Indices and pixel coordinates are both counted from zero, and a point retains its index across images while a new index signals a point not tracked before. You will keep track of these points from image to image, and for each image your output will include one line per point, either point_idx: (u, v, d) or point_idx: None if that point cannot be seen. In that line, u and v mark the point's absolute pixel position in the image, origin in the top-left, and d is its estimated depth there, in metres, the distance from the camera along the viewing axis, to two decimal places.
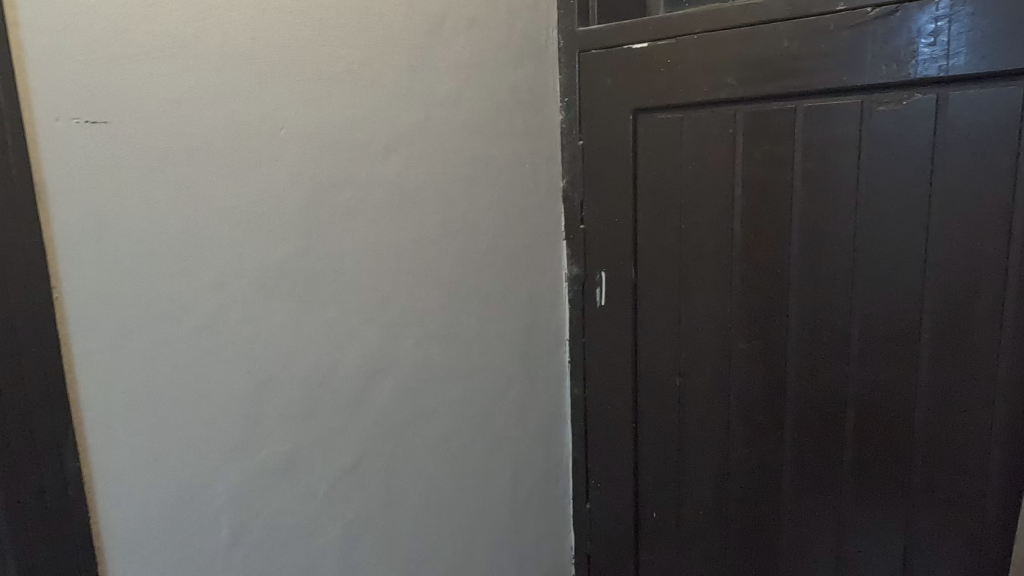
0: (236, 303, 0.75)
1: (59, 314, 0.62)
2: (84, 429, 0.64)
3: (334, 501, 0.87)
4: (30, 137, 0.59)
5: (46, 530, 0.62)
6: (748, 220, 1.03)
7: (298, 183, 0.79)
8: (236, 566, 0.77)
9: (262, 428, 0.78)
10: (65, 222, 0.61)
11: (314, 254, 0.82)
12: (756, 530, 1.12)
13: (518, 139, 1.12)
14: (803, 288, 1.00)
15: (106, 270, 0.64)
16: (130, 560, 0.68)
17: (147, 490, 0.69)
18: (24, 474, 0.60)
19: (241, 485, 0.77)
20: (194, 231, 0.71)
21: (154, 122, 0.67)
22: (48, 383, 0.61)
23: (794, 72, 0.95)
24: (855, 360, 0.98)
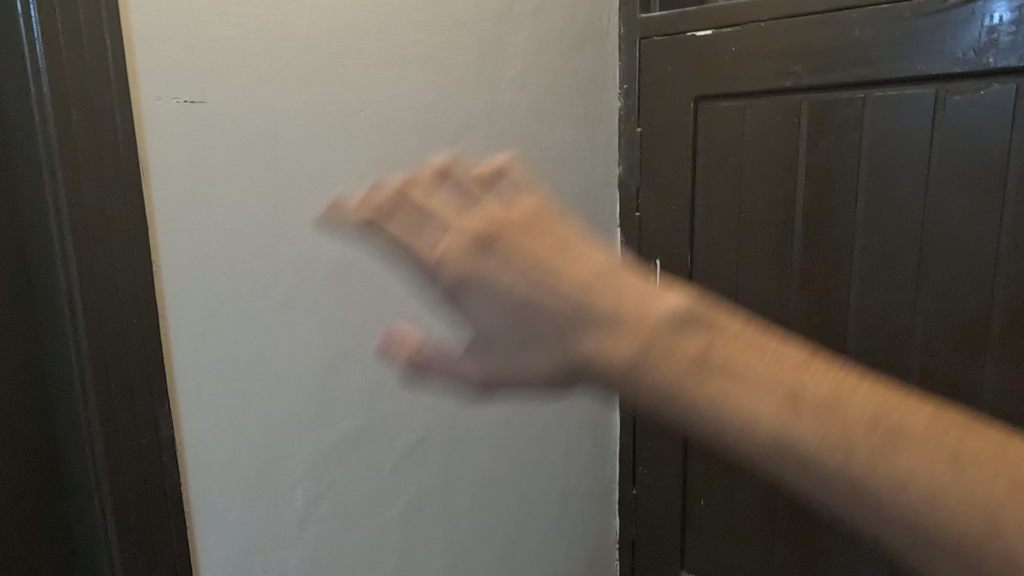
0: (315, 281, 0.77)
1: (158, 287, 0.64)
2: (177, 399, 0.67)
3: (400, 477, 0.89)
4: (136, 116, 0.61)
5: (142, 495, 0.64)
6: (810, 209, 1.03)
7: (373, 165, 0.81)
8: (309, 536, 0.80)
9: (336, 403, 0.80)
10: (164, 198, 0.64)
11: (388, 234, 0.83)
12: (807, 521, 1.12)
13: (577, 125, 1.12)
14: (866, 279, 1.00)
15: (200, 246, 0.67)
16: (215, 526, 0.71)
17: (232, 460, 0.72)
18: (124, 440, 0.63)
19: (316, 458, 0.79)
20: (278, 209, 0.73)
21: (245, 103, 0.69)
22: (148, 353, 0.63)
23: (866, 60, 0.94)
24: (917, 353, 0.97)
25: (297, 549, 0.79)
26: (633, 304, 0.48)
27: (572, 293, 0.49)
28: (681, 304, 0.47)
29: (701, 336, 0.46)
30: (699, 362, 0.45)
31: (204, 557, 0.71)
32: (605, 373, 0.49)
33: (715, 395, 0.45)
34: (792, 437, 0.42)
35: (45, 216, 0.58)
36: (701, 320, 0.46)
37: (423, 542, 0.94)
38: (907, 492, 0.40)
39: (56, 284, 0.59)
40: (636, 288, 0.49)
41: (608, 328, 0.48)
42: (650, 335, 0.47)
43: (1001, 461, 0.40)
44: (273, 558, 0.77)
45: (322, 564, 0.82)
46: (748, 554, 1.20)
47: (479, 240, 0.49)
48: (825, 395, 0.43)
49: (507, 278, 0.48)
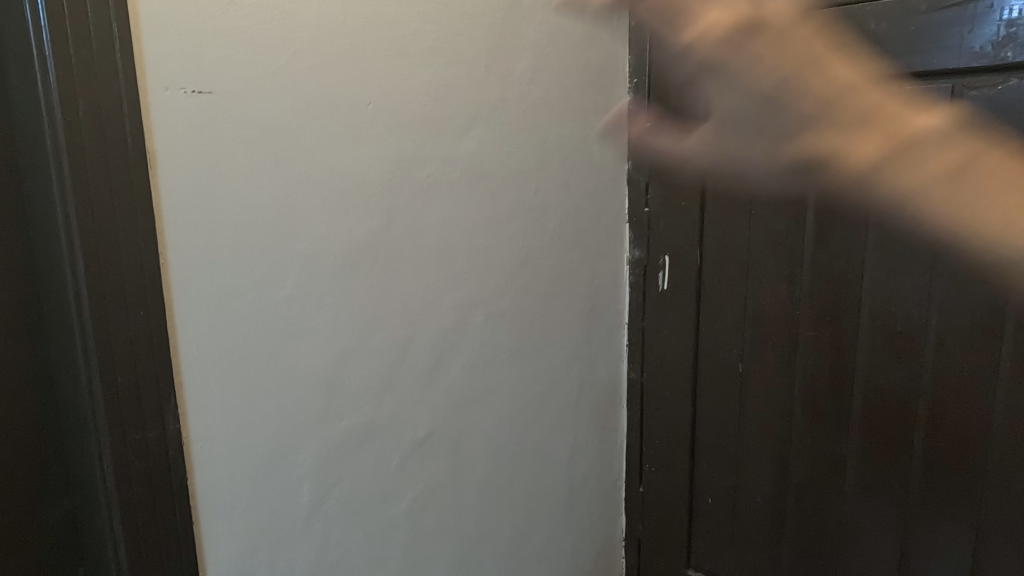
0: (323, 275, 0.76)
1: (164, 280, 0.63)
2: (184, 394, 0.66)
3: (406, 473, 0.88)
4: (143, 106, 0.60)
5: (148, 490, 0.64)
6: (822, 205, 1.01)
7: (382, 158, 0.80)
8: (316, 532, 0.79)
9: (343, 398, 0.80)
10: (171, 190, 0.63)
11: (396, 228, 0.83)
12: (816, 520, 1.11)
13: (587, 120, 1.11)
14: (878, 276, 0.98)
15: (207, 239, 0.66)
16: (221, 522, 0.70)
17: (239, 455, 0.71)
18: (131, 434, 0.62)
19: (323, 453, 0.79)
20: (286, 202, 0.72)
21: (253, 95, 0.68)
22: (154, 347, 0.63)
23: (880, 54, 0.93)
24: (930, 351, 0.96)
25: (303, 545, 0.78)
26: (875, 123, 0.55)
27: (820, 100, 0.56)
28: (936, 124, 0.53)
29: (877, 141, 0.55)
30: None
31: (211, 553, 0.70)
32: (847, 184, 0.58)
33: (904, 180, 0.54)
34: (923, 190, 0.54)
35: (51, 207, 0.57)
36: (953, 138, 0.53)
37: (428, 540, 0.93)
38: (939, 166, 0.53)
39: (62, 275, 0.59)
40: (880, 100, 0.55)
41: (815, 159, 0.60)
42: (879, 168, 0.55)
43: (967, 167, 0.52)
44: (279, 555, 0.76)
45: (328, 561, 0.81)
46: (756, 552, 1.19)
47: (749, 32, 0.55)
48: (950, 165, 0.52)
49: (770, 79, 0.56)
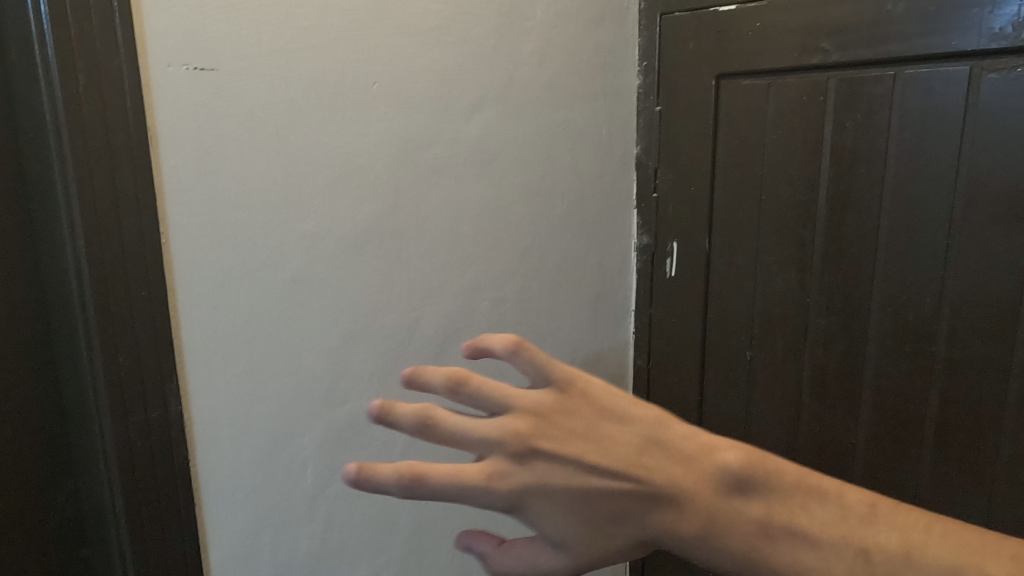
0: (327, 257, 0.75)
1: (166, 259, 0.63)
2: (186, 375, 0.65)
3: (411, 458, 0.88)
4: (144, 82, 0.59)
5: (151, 471, 0.64)
6: (835, 191, 1.00)
7: (388, 139, 0.79)
8: (319, 515, 0.79)
9: (348, 382, 0.79)
10: (173, 168, 0.62)
11: (402, 211, 0.82)
12: None
13: (596, 103, 1.09)
14: (891, 263, 0.97)
15: (210, 219, 0.65)
16: (223, 504, 0.70)
17: (241, 437, 0.71)
18: (133, 414, 0.62)
19: (327, 436, 0.78)
20: (290, 182, 0.71)
21: (257, 72, 0.67)
22: (156, 327, 0.62)
23: (897, 36, 0.91)
24: (942, 340, 0.94)
25: (307, 529, 0.78)
26: (682, 464, 0.44)
27: (618, 466, 0.44)
28: (737, 459, 0.44)
29: (760, 500, 0.43)
30: (765, 523, 0.43)
31: (212, 534, 0.70)
32: (666, 537, 0.46)
33: (784, 557, 0.42)
34: (834, 574, 0.41)
35: (52, 184, 0.57)
36: (779, 522, 0.43)
37: (433, 526, 0.93)
38: (817, 523, 0.43)
39: (64, 254, 0.58)
40: (681, 432, 0.45)
41: (634, 491, 0.44)
42: (714, 509, 0.43)
43: (906, 563, 0.41)
44: (283, 537, 0.76)
45: (332, 545, 0.81)
46: None
47: (521, 444, 0.45)
48: (904, 552, 0.41)
49: (564, 457, 0.45)
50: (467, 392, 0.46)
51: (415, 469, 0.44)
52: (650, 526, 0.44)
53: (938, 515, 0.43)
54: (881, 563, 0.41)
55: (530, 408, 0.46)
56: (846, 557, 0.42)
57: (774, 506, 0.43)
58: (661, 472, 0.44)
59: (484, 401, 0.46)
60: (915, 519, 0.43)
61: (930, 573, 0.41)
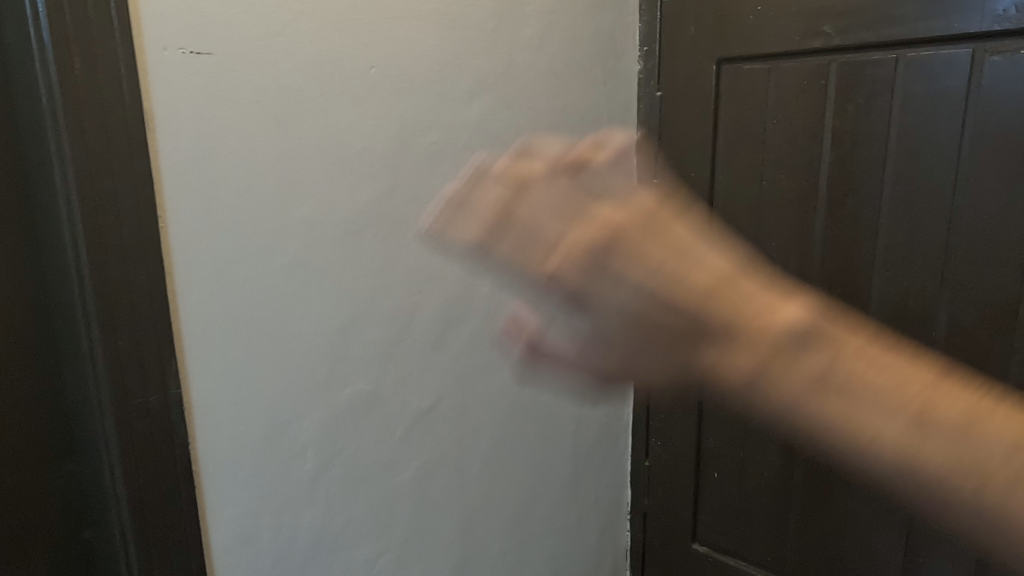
0: (325, 242, 0.75)
1: (164, 244, 0.63)
2: (185, 359, 0.66)
3: (411, 442, 0.89)
4: (140, 67, 0.59)
5: (151, 454, 0.64)
6: (836, 176, 0.99)
7: (386, 124, 0.79)
8: (320, 498, 0.79)
9: (348, 366, 0.79)
10: (170, 152, 0.62)
11: (400, 196, 0.82)
12: (823, 495, 1.10)
13: (596, 88, 1.09)
14: (892, 248, 0.96)
15: (208, 203, 0.65)
16: (223, 487, 0.71)
17: (241, 422, 0.71)
18: (133, 397, 0.62)
19: (327, 420, 0.79)
20: (287, 167, 0.71)
21: (254, 56, 0.67)
22: (155, 311, 0.62)
23: (899, 19, 0.90)
24: (942, 325, 0.94)
25: (308, 511, 0.78)
26: (740, 314, 0.45)
27: (693, 294, 0.45)
28: (799, 315, 0.44)
29: (824, 353, 0.43)
30: (823, 377, 0.43)
31: (214, 517, 0.70)
32: (726, 395, 0.47)
33: (959, 404, 0.41)
34: (918, 462, 0.41)
35: (50, 168, 0.57)
36: (837, 347, 0.43)
37: (434, 509, 0.94)
38: (891, 395, 0.42)
39: (61, 238, 0.58)
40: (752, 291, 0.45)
41: (689, 330, 0.45)
42: (776, 345, 0.43)
43: (919, 402, 0.42)
44: (283, 520, 0.76)
45: (332, 529, 0.81)
46: (762, 526, 1.18)
47: (595, 256, 0.45)
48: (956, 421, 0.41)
49: (630, 280, 0.44)
50: (516, 222, 0.45)
51: (481, 239, 0.45)
52: (699, 364, 0.47)
53: (942, 370, 0.42)
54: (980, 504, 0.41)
55: (606, 223, 0.44)
56: (889, 454, 0.42)
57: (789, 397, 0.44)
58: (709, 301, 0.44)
59: (546, 217, 0.45)
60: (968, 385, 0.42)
61: (1004, 473, 0.40)
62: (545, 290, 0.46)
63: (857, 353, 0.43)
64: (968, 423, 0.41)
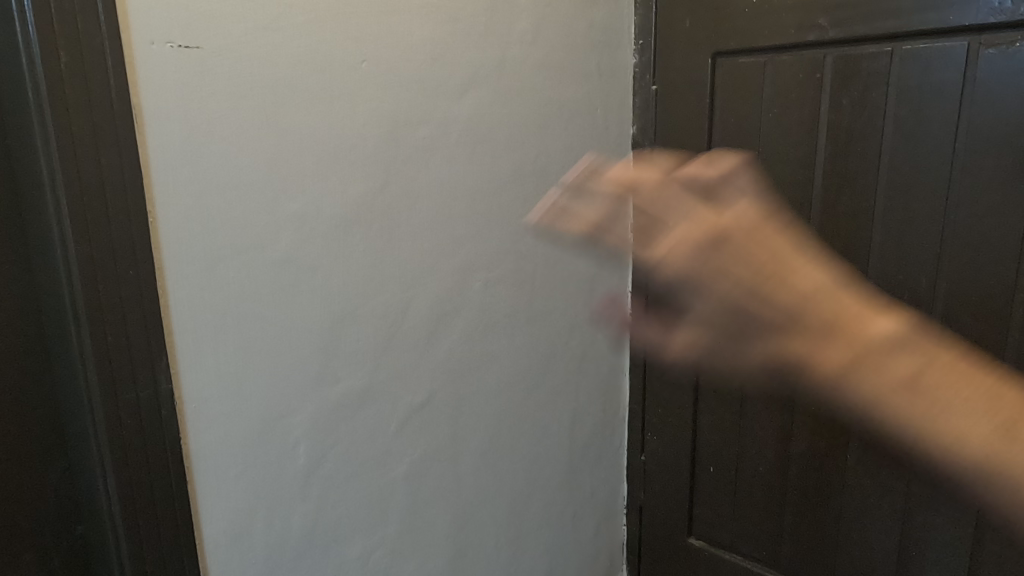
0: (316, 237, 0.75)
1: (154, 239, 0.63)
2: (176, 355, 0.66)
3: (404, 437, 0.89)
4: (128, 60, 0.59)
5: (142, 449, 0.64)
6: (831, 169, 0.99)
7: (377, 118, 0.79)
8: (313, 493, 0.79)
9: (339, 361, 0.79)
10: (159, 147, 0.62)
11: (392, 190, 0.81)
12: (818, 489, 1.10)
13: (591, 82, 1.08)
14: (887, 242, 0.96)
15: (198, 198, 0.65)
16: (215, 482, 0.71)
17: (233, 417, 0.71)
18: (123, 393, 0.62)
19: (319, 416, 0.79)
20: (277, 162, 0.71)
21: (243, 50, 0.67)
22: (145, 307, 0.62)
23: (894, 12, 0.90)
24: (937, 319, 0.94)
25: (301, 506, 0.79)
26: (839, 340, 0.48)
27: (796, 307, 0.49)
28: (890, 329, 0.47)
29: (906, 359, 0.46)
30: (913, 377, 0.46)
31: (206, 511, 0.70)
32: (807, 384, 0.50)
33: (941, 404, 0.46)
34: (899, 426, 0.46)
35: (37, 163, 0.57)
36: (920, 344, 0.47)
37: (428, 504, 0.94)
38: (964, 404, 0.46)
39: (49, 234, 0.58)
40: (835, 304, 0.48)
41: (790, 319, 0.49)
42: (873, 360, 0.47)
43: (957, 375, 0.46)
44: (276, 515, 0.76)
45: (326, 524, 0.81)
46: (757, 520, 1.19)
47: (746, 290, 0.50)
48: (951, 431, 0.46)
49: (728, 285, 0.51)
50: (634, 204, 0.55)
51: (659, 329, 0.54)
52: (759, 355, 0.51)
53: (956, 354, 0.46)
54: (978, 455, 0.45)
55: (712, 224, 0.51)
56: (907, 407, 0.46)
57: (950, 423, 0.46)
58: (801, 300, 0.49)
59: (674, 204, 0.53)
60: (897, 352, 0.47)
61: (981, 435, 0.45)
62: (737, 319, 0.51)
63: (906, 399, 0.46)
64: (1007, 437, 0.45)
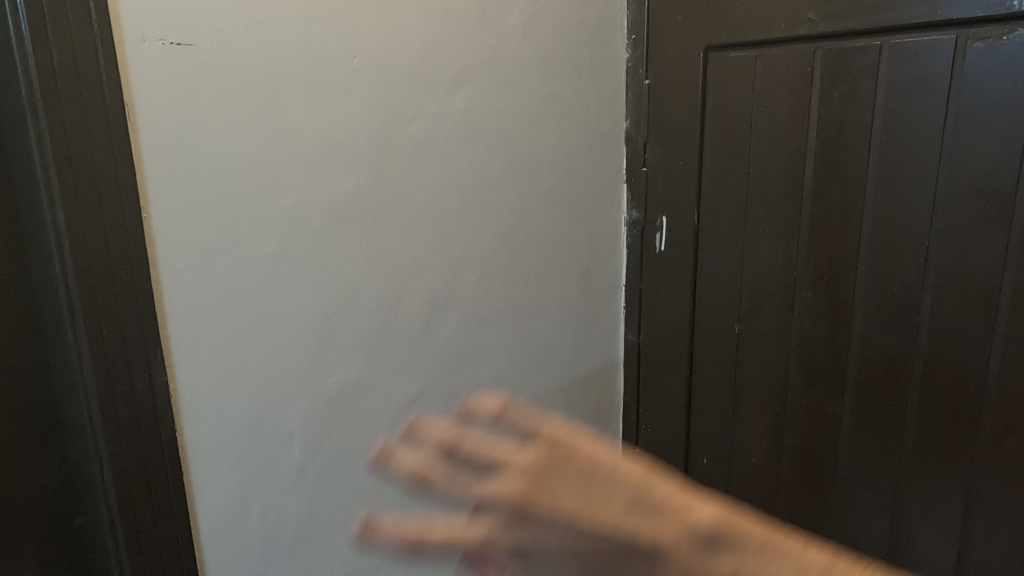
0: (309, 231, 0.76)
1: (149, 234, 0.64)
2: (170, 348, 0.67)
3: (398, 430, 0.90)
4: (120, 58, 0.60)
5: (138, 442, 0.65)
6: (822, 163, 0.99)
7: (368, 114, 0.79)
8: (307, 484, 0.81)
9: (332, 355, 0.80)
10: (152, 143, 0.63)
11: (385, 184, 0.82)
12: (810, 481, 1.11)
13: (583, 76, 1.09)
14: (876, 234, 0.97)
15: (191, 192, 0.66)
16: (207, 474, 0.72)
17: (228, 409, 0.72)
18: (119, 385, 0.63)
19: (313, 409, 0.80)
20: (270, 157, 0.72)
21: (235, 48, 0.68)
22: (140, 301, 0.63)
23: (883, 6, 0.90)
24: (926, 311, 0.94)
25: (295, 497, 0.80)
26: (661, 517, 0.40)
27: (638, 527, 0.39)
28: (713, 518, 0.40)
29: (731, 556, 0.39)
30: (740, 572, 0.38)
31: (202, 502, 0.72)
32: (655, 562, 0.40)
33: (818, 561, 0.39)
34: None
35: (31, 160, 0.58)
36: (736, 532, 0.39)
37: None
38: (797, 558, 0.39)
39: (46, 229, 0.59)
40: (666, 492, 0.41)
41: (624, 551, 0.39)
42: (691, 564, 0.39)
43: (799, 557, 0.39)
44: (271, 505, 0.78)
45: (321, 515, 0.83)
46: (750, 512, 1.19)
47: (596, 556, 0.40)
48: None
49: (559, 526, 0.39)
50: (458, 456, 0.42)
51: (416, 536, 0.40)
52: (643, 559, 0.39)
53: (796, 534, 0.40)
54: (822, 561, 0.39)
55: (515, 487, 0.39)
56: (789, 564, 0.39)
57: (754, 544, 0.39)
58: (624, 534, 0.39)
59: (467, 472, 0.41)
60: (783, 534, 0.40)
61: None
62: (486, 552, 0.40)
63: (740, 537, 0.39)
64: (799, 566, 0.39)
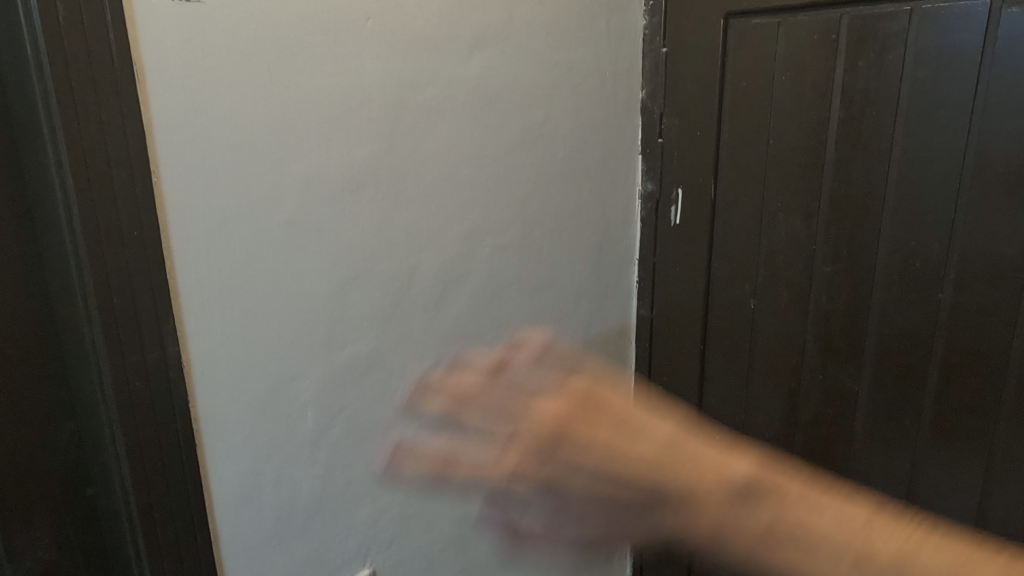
0: (322, 200, 0.74)
1: (158, 200, 0.62)
2: (182, 318, 0.65)
3: (411, 404, 0.88)
4: (127, 14, 0.58)
5: (150, 413, 0.64)
6: (845, 134, 0.97)
7: (382, 78, 0.77)
8: (321, 458, 0.80)
9: (346, 327, 0.79)
10: (162, 105, 0.61)
11: (399, 151, 0.80)
12: (823, 457, 1.10)
13: (600, 44, 1.06)
14: (899, 208, 0.94)
15: (202, 158, 0.64)
16: (221, 446, 0.70)
17: (240, 380, 0.71)
18: (131, 356, 0.62)
19: (326, 381, 0.78)
20: (282, 121, 0.69)
21: (245, 6, 0.65)
22: (151, 270, 0.62)
23: None
24: (949, 288, 0.92)
25: (309, 470, 0.79)
26: (693, 480, 0.48)
27: (648, 467, 0.49)
28: (747, 472, 0.48)
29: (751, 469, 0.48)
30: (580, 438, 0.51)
31: (216, 475, 0.71)
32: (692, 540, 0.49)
33: (741, 521, 0.47)
34: (808, 526, 0.46)
35: (37, 122, 0.55)
36: (764, 488, 0.48)
37: None
38: (827, 524, 0.46)
39: (53, 193, 0.57)
40: (694, 446, 0.50)
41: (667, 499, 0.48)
42: (722, 512, 0.47)
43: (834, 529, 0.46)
44: (285, 479, 0.77)
45: (333, 489, 0.82)
46: None
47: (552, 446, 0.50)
48: (891, 554, 0.45)
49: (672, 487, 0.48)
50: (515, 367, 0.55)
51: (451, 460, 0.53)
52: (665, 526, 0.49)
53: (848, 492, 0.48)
54: (830, 527, 0.46)
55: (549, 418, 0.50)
56: (763, 486, 0.48)
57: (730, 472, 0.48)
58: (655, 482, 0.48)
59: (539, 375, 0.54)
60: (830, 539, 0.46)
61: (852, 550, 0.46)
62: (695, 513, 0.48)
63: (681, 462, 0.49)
64: (901, 560, 0.45)
